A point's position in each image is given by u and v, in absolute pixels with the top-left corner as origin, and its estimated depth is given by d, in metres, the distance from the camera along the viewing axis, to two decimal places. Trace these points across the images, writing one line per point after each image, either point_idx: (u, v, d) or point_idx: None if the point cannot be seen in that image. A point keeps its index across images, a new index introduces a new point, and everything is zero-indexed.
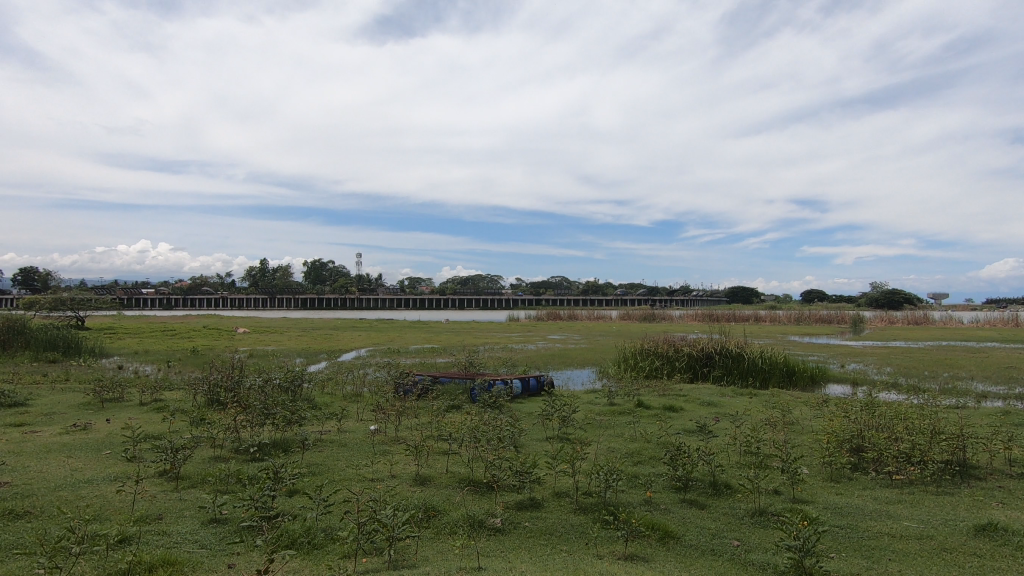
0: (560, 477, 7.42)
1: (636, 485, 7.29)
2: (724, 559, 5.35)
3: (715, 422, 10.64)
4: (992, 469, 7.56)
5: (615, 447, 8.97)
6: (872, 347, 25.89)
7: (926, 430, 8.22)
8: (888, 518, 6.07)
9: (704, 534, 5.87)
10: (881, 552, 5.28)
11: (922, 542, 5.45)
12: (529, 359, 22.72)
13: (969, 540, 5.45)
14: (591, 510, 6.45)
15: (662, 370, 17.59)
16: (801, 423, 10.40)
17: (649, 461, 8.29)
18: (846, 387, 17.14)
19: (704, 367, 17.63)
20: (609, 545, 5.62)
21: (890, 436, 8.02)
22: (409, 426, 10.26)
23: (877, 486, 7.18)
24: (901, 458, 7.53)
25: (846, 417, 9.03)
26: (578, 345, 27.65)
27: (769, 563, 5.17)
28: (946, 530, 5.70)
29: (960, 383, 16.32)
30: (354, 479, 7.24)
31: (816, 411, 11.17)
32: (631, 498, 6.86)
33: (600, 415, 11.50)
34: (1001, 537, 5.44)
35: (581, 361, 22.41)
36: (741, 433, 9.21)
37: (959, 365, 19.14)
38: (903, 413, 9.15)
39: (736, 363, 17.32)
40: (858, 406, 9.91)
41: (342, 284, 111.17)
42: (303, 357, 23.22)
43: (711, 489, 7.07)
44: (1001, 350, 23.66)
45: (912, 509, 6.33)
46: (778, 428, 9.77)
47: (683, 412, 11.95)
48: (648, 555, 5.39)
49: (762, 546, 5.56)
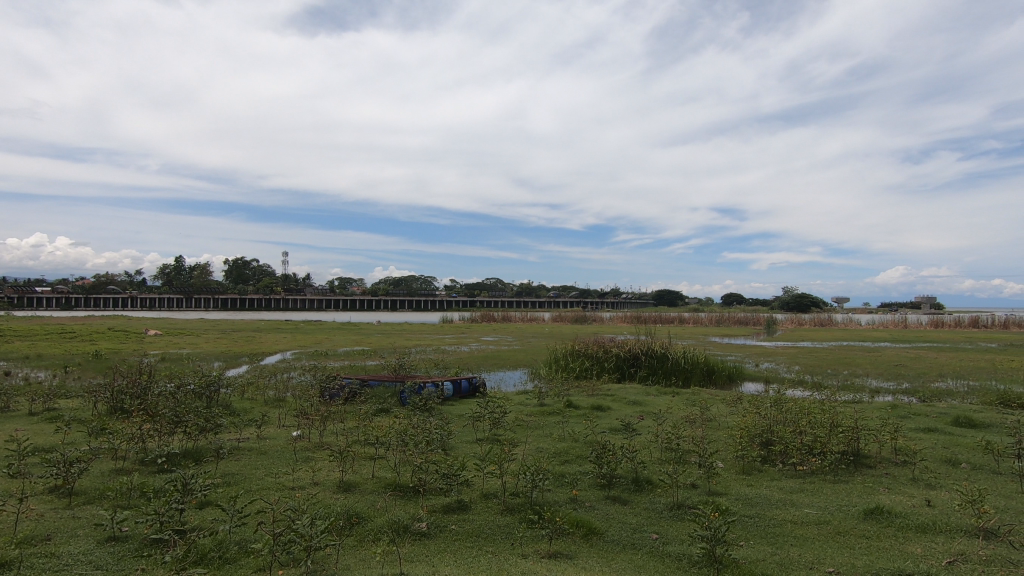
0: (488, 480, 7.44)
1: (562, 483, 7.44)
2: (643, 552, 5.54)
3: (639, 420, 11.05)
4: (880, 458, 8.30)
5: (543, 447, 9.11)
6: (783, 347, 27.83)
7: (826, 424, 8.93)
8: (790, 506, 6.53)
9: (626, 529, 6.07)
10: (785, 539, 5.66)
11: (820, 527, 5.90)
12: (462, 361, 22.60)
13: (860, 523, 5.95)
14: (518, 510, 6.50)
15: (591, 371, 18.10)
16: (716, 419, 10.96)
17: (575, 460, 8.48)
18: (760, 384, 18.23)
19: (631, 367, 18.27)
20: (534, 544, 5.69)
21: (795, 431, 8.64)
22: (334, 431, 9.95)
23: (783, 477, 7.71)
24: (804, 450, 8.15)
25: (758, 413, 9.64)
26: (510, 347, 27.67)
27: (684, 554, 5.42)
28: (840, 515, 6.20)
29: (858, 380, 17.69)
30: (273, 488, 6.93)
31: (731, 408, 11.85)
32: (557, 497, 6.98)
33: (530, 415, 11.64)
34: (886, 519, 5.97)
35: (514, 362, 22.59)
36: (661, 430, 9.60)
37: (857, 363, 20.86)
38: (806, 408, 9.87)
39: (661, 363, 18.09)
40: (768, 402, 10.59)
41: (267, 284, 106.09)
42: (222, 360, 21.91)
43: (634, 485, 7.33)
44: (892, 349, 26.14)
45: (811, 497, 6.85)
46: (697, 425, 10.28)
47: (610, 412, 12.28)
48: (572, 552, 5.50)
49: (679, 538, 5.82)
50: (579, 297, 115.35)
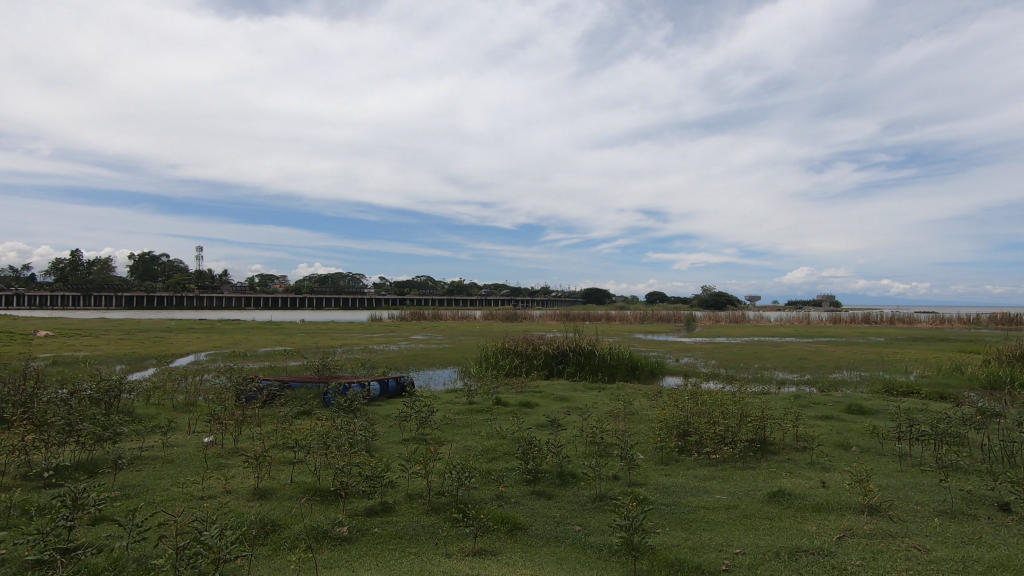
0: (414, 480, 7.34)
1: (489, 480, 7.46)
2: (566, 544, 5.65)
3: (565, 416, 11.28)
4: (784, 444, 8.95)
5: (471, 445, 9.10)
6: (700, 342, 29.42)
7: (736, 414, 9.52)
8: (703, 492, 6.91)
9: (550, 522, 6.18)
10: (697, 524, 5.96)
11: (729, 511, 6.27)
12: (390, 360, 22.16)
13: (765, 505, 6.38)
14: (443, 509, 6.45)
15: (520, 368, 18.31)
16: (638, 413, 11.40)
17: (502, 456, 8.53)
18: (679, 378, 19.16)
19: (559, 364, 18.66)
20: (458, 542, 5.66)
21: (709, 421, 9.16)
22: (250, 436, 9.44)
23: (698, 466, 8.12)
24: (717, 440, 8.64)
25: (676, 406, 10.12)
26: (440, 345, 27.45)
27: (604, 544, 5.58)
28: (748, 499, 6.62)
29: (767, 373, 19.00)
30: (179, 499, 6.47)
31: (652, 402, 12.38)
32: (483, 494, 6.99)
33: (458, 414, 11.60)
34: (787, 501, 6.44)
35: (444, 361, 22.44)
36: (586, 425, 9.86)
37: (766, 357, 22.41)
38: (719, 400, 10.46)
39: (588, 359, 18.59)
40: (685, 395, 11.14)
41: (179, 281, 99.09)
42: (126, 363, 20.24)
43: (558, 479, 7.47)
44: (797, 343, 28.29)
45: (722, 483, 7.28)
46: (620, 418, 10.66)
47: (537, 408, 12.45)
48: (496, 549, 5.52)
49: (600, 529, 5.99)
50: (510, 296, 116.24)
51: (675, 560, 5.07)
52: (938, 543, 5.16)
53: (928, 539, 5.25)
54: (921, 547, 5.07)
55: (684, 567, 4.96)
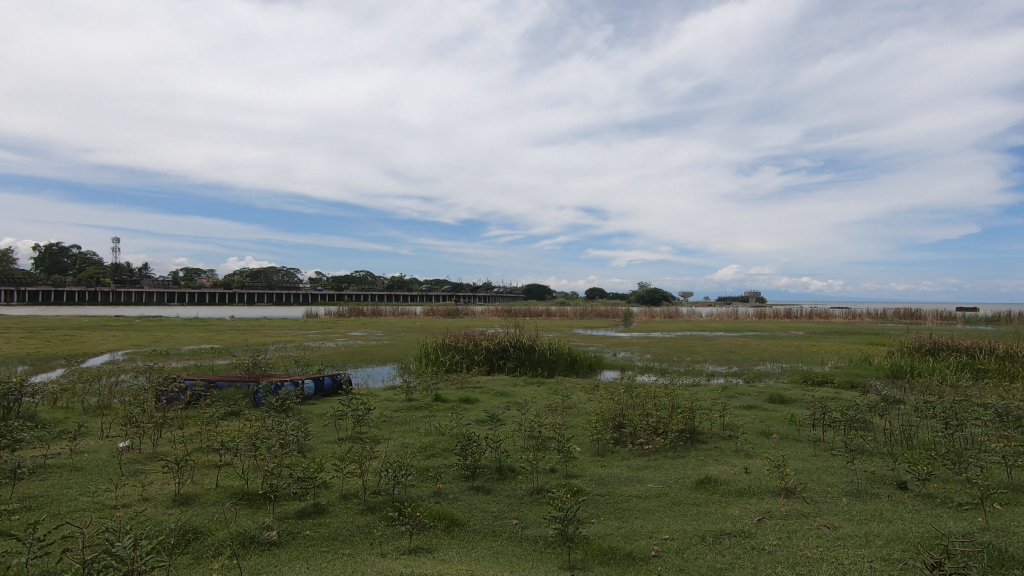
0: (348, 479, 7.16)
1: (427, 478, 7.40)
2: (503, 538, 5.70)
3: (504, 411, 11.34)
4: (711, 433, 9.40)
5: (408, 442, 8.98)
6: (636, 337, 30.35)
7: (668, 406, 9.90)
8: (636, 482, 7.14)
9: (487, 517, 6.20)
10: (630, 512, 6.16)
11: (659, 499, 6.52)
12: (327, 357, 21.51)
13: (693, 492, 6.68)
14: (379, 508, 6.33)
15: (461, 364, 18.24)
16: (576, 406, 11.64)
17: (441, 453, 8.48)
18: (616, 371, 19.72)
19: (499, 359, 18.73)
20: (393, 542, 5.57)
21: (643, 413, 9.49)
22: (172, 439, 8.90)
23: (631, 456, 8.39)
24: (650, 431, 8.96)
25: (612, 399, 10.40)
26: (379, 341, 26.93)
27: (540, 536, 5.66)
28: (677, 486, 6.91)
29: (697, 366, 19.88)
30: (89, 510, 6.01)
31: (589, 395, 12.69)
32: (420, 492, 6.92)
33: (396, 411, 11.43)
34: (713, 487, 6.77)
35: (383, 357, 22.02)
36: (525, 419, 9.97)
37: (697, 351, 23.46)
38: (653, 392, 10.86)
39: (528, 354, 18.78)
40: (621, 389, 11.48)
41: (93, 275, 91.89)
42: (29, 364, 18.56)
43: (497, 474, 7.51)
44: (726, 337, 29.75)
45: (654, 472, 7.56)
46: (558, 412, 10.84)
47: (478, 404, 12.46)
48: (432, 546, 5.48)
49: (536, 521, 6.07)
50: (452, 291, 115.55)
51: (608, 548, 5.21)
52: (845, 520, 5.57)
53: (837, 518, 5.66)
54: (830, 525, 5.47)
55: (617, 555, 5.10)
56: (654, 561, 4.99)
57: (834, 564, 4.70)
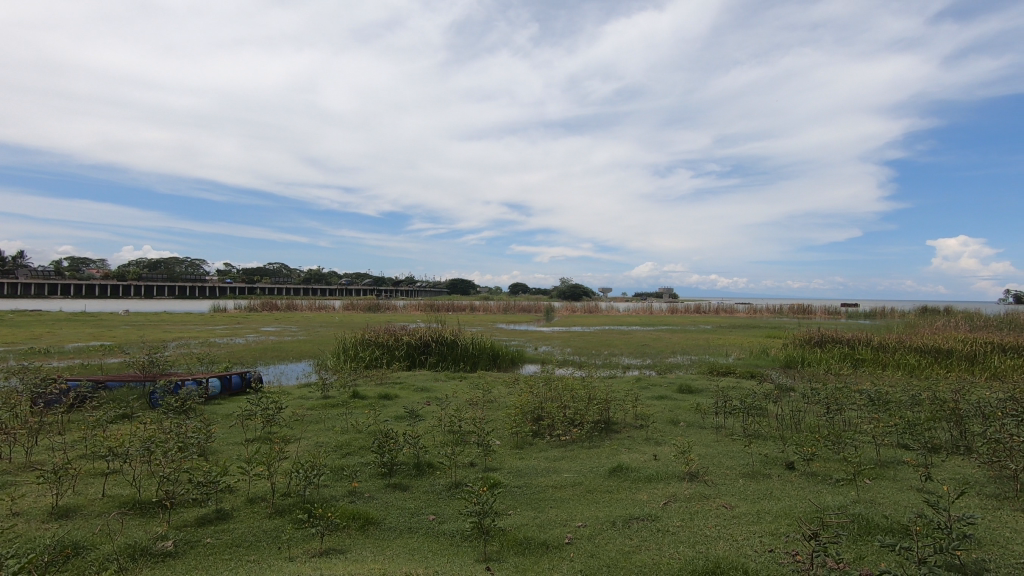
0: (256, 482, 6.79)
1: (341, 477, 7.18)
2: (419, 534, 5.64)
3: (424, 406, 11.22)
4: (625, 423, 9.80)
5: (322, 441, 8.66)
6: (557, 331, 31.03)
7: (585, 398, 10.22)
8: (552, 472, 7.32)
9: (403, 514, 6.11)
10: (546, 502, 6.29)
11: (573, 488, 6.72)
12: (235, 354, 20.25)
13: (606, 480, 6.94)
14: (289, 511, 6.06)
15: (381, 360, 17.84)
16: (496, 400, 11.72)
17: (357, 451, 8.25)
18: (537, 365, 20.08)
19: (421, 354, 18.50)
20: (303, 544, 5.35)
21: (560, 406, 9.74)
22: (50, 446, 8.03)
23: (549, 448, 8.58)
24: (567, 422, 9.21)
25: (531, 392, 10.58)
26: (294, 337, 25.72)
27: (456, 530, 5.66)
28: (592, 475, 7.15)
29: (614, 359, 20.69)
30: None
31: (509, 389, 12.84)
32: (334, 492, 6.70)
33: (311, 409, 10.99)
34: (625, 474, 7.07)
35: (298, 354, 21.08)
36: (444, 414, 9.91)
37: (614, 344, 24.38)
38: (570, 384, 11.16)
39: (450, 349, 18.69)
40: (540, 382, 11.72)
41: None
42: None
43: (415, 470, 7.42)
44: (642, 331, 31.15)
45: (570, 462, 7.78)
46: (478, 406, 10.88)
47: (397, 400, 12.22)
48: (345, 547, 5.33)
49: (454, 515, 6.06)
50: (373, 285, 112.58)
51: (524, 538, 5.29)
52: (740, 500, 6.02)
53: (734, 498, 6.10)
54: (728, 505, 5.88)
55: (532, 545, 5.19)
56: (567, 548, 5.13)
57: (730, 540, 5.05)
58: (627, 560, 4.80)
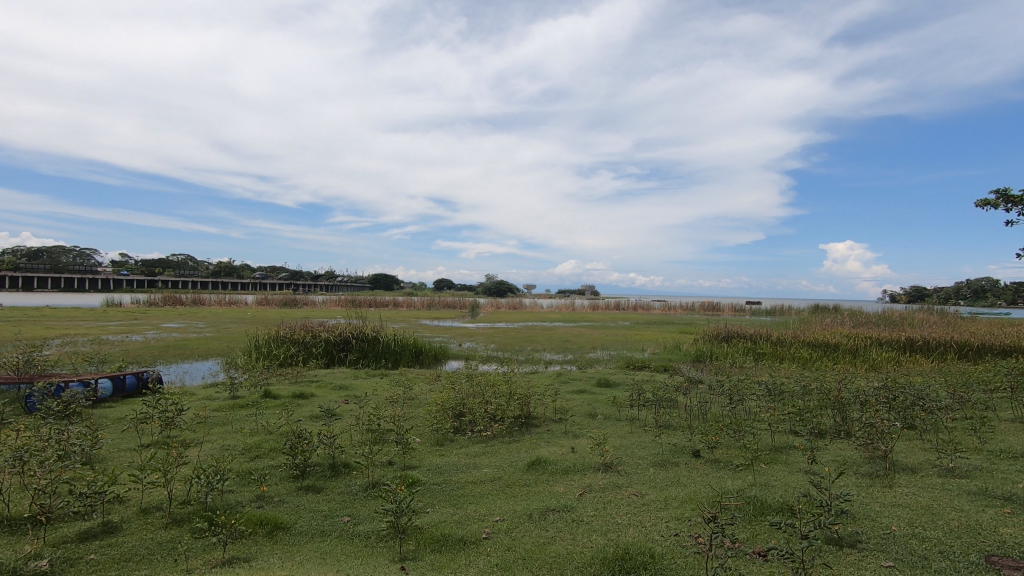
0: (151, 491, 6.28)
1: (248, 481, 6.78)
2: (332, 537, 5.44)
3: (341, 405, 10.85)
4: (545, 417, 9.99)
5: (228, 444, 8.15)
6: (481, 327, 31.13)
7: (506, 393, 10.29)
8: (472, 468, 7.32)
9: (316, 517, 5.87)
10: (465, 498, 6.28)
11: (493, 483, 6.75)
12: (131, 352, 18.62)
13: (525, 474, 7.04)
14: (187, 520, 5.64)
15: (297, 357, 17.07)
16: (417, 398, 11.56)
17: (268, 453, 7.84)
18: (461, 361, 20.01)
19: (340, 351, 17.88)
20: (204, 555, 5.01)
21: (482, 402, 9.76)
22: None
23: (469, 444, 8.57)
24: (488, 418, 9.23)
25: (453, 389, 10.51)
26: (199, 334, 23.99)
27: (372, 531, 5.52)
28: (511, 469, 7.22)
29: (537, 354, 21.04)
30: None
31: (431, 386, 12.71)
32: (241, 497, 6.32)
33: (216, 411, 10.31)
34: (544, 467, 7.20)
35: (204, 352, 19.69)
36: (363, 412, 9.65)
37: (537, 340, 24.80)
38: (492, 380, 11.21)
39: (372, 346, 18.19)
40: (462, 378, 11.67)
41: None
42: None
43: (329, 471, 7.16)
44: (564, 327, 31.88)
45: (489, 458, 7.82)
46: (398, 404, 10.67)
47: (313, 399, 11.74)
48: (251, 554, 5.05)
49: (369, 516, 5.91)
50: (291, 280, 107.45)
51: (441, 535, 5.25)
52: (650, 488, 6.31)
53: (644, 486, 6.38)
54: (639, 493, 6.14)
55: (449, 541, 5.16)
56: (484, 543, 5.15)
57: (639, 527, 5.28)
58: (542, 551, 4.88)
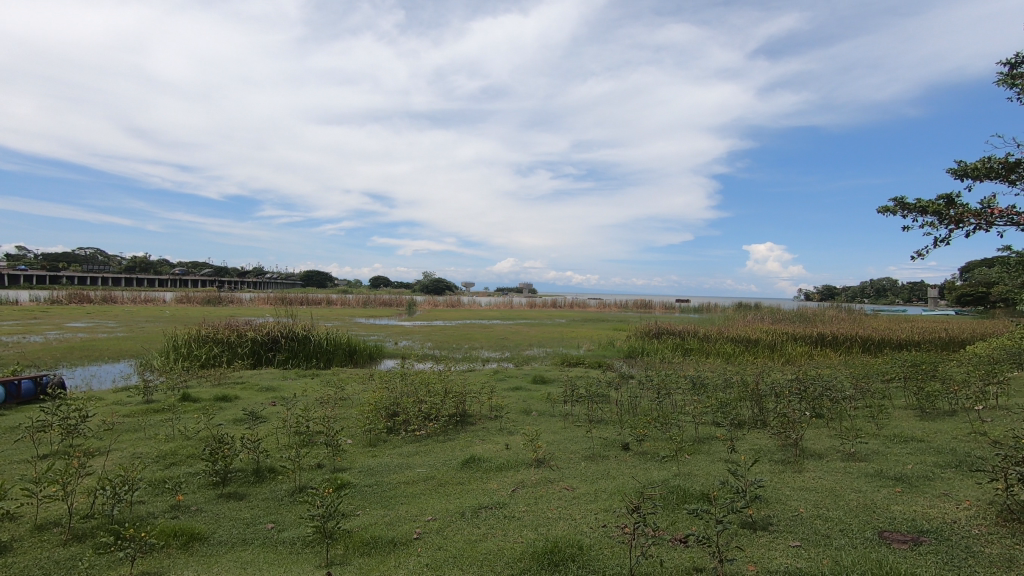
0: (48, 505, 5.75)
1: (162, 491, 6.36)
2: (254, 546, 5.20)
3: (268, 408, 10.38)
4: (480, 415, 9.98)
5: (140, 452, 7.61)
6: (418, 326, 30.77)
7: (441, 392, 10.21)
8: (405, 468, 7.21)
9: (237, 526, 5.59)
10: (397, 499, 6.18)
11: (426, 482, 6.68)
12: (29, 355, 16.98)
13: (459, 472, 7.01)
14: (91, 535, 5.22)
15: (220, 358, 16.20)
16: (349, 398, 11.25)
17: (185, 460, 7.39)
18: (397, 360, 19.67)
19: (268, 351, 17.12)
20: (109, 572, 4.64)
21: (416, 400, 9.63)
22: None
23: (403, 444, 8.43)
24: (422, 417, 9.12)
25: (386, 388, 10.31)
26: (109, 334, 22.19)
27: (298, 537, 5.32)
28: (445, 468, 7.18)
29: (474, 352, 21.03)
30: None
31: (364, 386, 12.41)
32: (153, 508, 5.92)
33: (127, 417, 9.59)
34: (478, 465, 7.20)
35: (115, 353, 18.27)
36: (290, 414, 9.27)
37: (474, 338, 24.79)
38: (427, 379, 11.08)
39: (302, 345, 17.51)
40: (397, 377, 11.48)
41: None
42: None
43: (253, 477, 6.84)
44: (502, 325, 32.04)
45: (423, 457, 7.73)
46: (329, 404, 10.35)
47: (237, 401, 11.17)
48: (162, 569, 4.73)
49: (295, 521, 5.69)
50: (215, 277, 101.66)
51: (371, 538, 5.13)
52: (581, 481, 6.46)
53: (576, 479, 6.52)
54: (570, 487, 6.27)
55: (379, 544, 5.06)
56: (415, 543, 5.09)
57: (569, 520, 5.38)
58: (473, 549, 4.88)
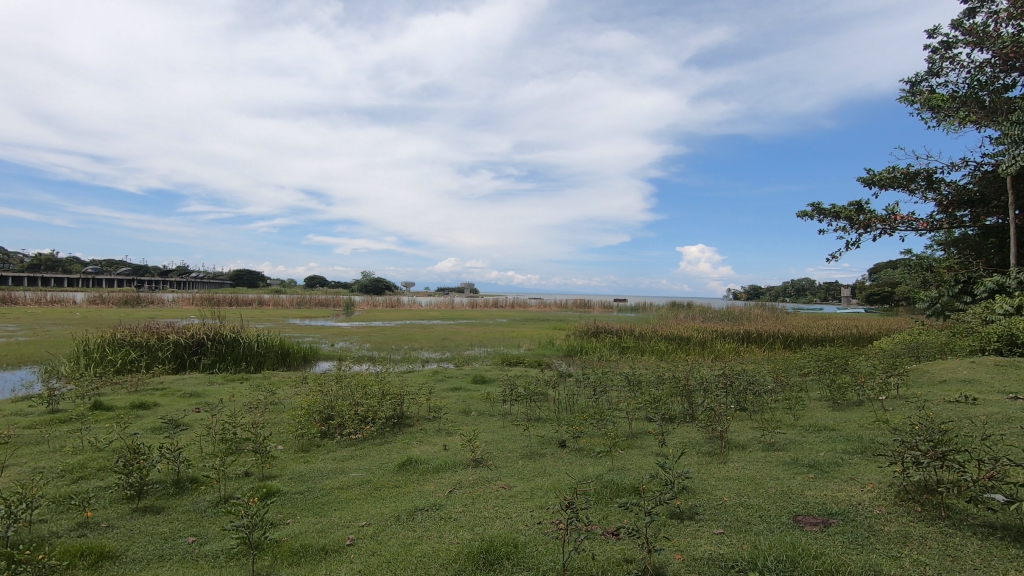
0: None
1: (68, 507, 5.86)
2: (172, 561, 4.89)
3: (190, 415, 9.78)
4: (418, 416, 9.84)
5: (43, 467, 6.99)
6: (355, 326, 30.00)
7: (378, 394, 9.99)
8: (339, 473, 7.00)
9: (153, 541, 5.24)
10: (329, 505, 5.99)
11: (361, 487, 6.51)
12: None
13: (395, 475, 6.89)
14: None
15: (138, 363, 15.14)
16: (280, 403, 10.82)
17: (96, 473, 6.85)
18: (332, 362, 19.08)
19: (192, 355, 16.16)
20: None
21: (351, 403, 9.37)
22: None
23: (337, 448, 8.19)
24: (357, 420, 8.89)
25: (320, 391, 9.97)
26: (9, 338, 20.23)
27: (221, 550, 5.05)
28: (380, 472, 7.02)
29: (413, 353, 20.74)
30: None
31: (296, 390, 11.95)
32: (57, 527, 5.45)
33: (28, 429, 8.77)
34: (415, 467, 7.09)
35: (15, 360, 16.67)
36: (215, 422, 8.78)
37: (414, 338, 24.44)
38: (363, 380, 10.81)
39: (230, 348, 16.64)
40: (331, 379, 11.14)
41: None
42: None
43: (172, 488, 6.43)
44: (442, 325, 31.81)
45: (358, 461, 7.54)
46: (259, 409, 9.90)
47: (156, 409, 10.46)
48: None
49: (218, 534, 5.40)
50: (133, 276, 94.94)
51: (300, 546, 4.95)
52: (518, 479, 6.50)
53: (513, 478, 6.56)
54: (506, 486, 6.30)
55: (309, 552, 4.88)
56: (348, 550, 4.95)
57: (505, 519, 5.40)
58: (407, 552, 4.80)
